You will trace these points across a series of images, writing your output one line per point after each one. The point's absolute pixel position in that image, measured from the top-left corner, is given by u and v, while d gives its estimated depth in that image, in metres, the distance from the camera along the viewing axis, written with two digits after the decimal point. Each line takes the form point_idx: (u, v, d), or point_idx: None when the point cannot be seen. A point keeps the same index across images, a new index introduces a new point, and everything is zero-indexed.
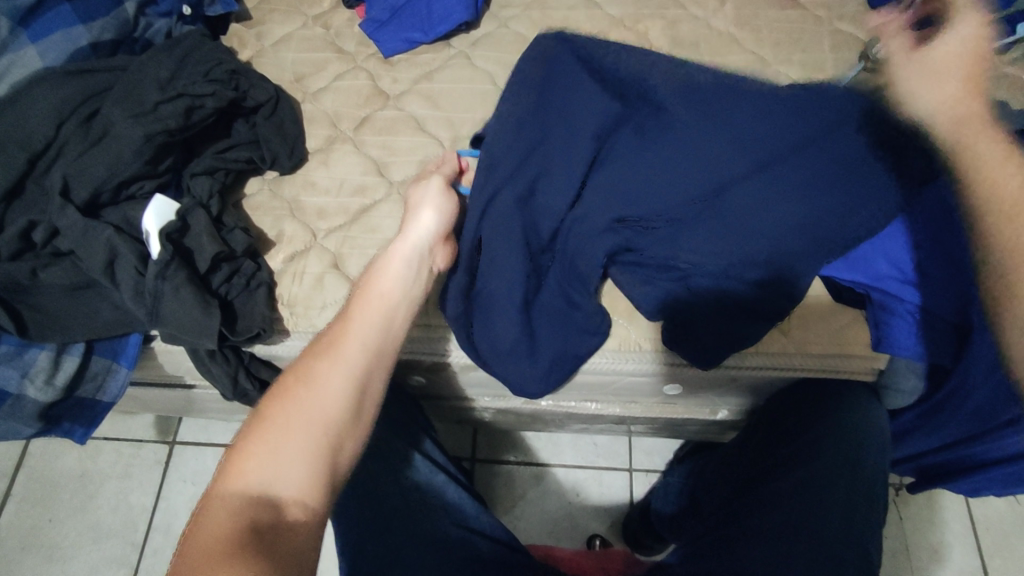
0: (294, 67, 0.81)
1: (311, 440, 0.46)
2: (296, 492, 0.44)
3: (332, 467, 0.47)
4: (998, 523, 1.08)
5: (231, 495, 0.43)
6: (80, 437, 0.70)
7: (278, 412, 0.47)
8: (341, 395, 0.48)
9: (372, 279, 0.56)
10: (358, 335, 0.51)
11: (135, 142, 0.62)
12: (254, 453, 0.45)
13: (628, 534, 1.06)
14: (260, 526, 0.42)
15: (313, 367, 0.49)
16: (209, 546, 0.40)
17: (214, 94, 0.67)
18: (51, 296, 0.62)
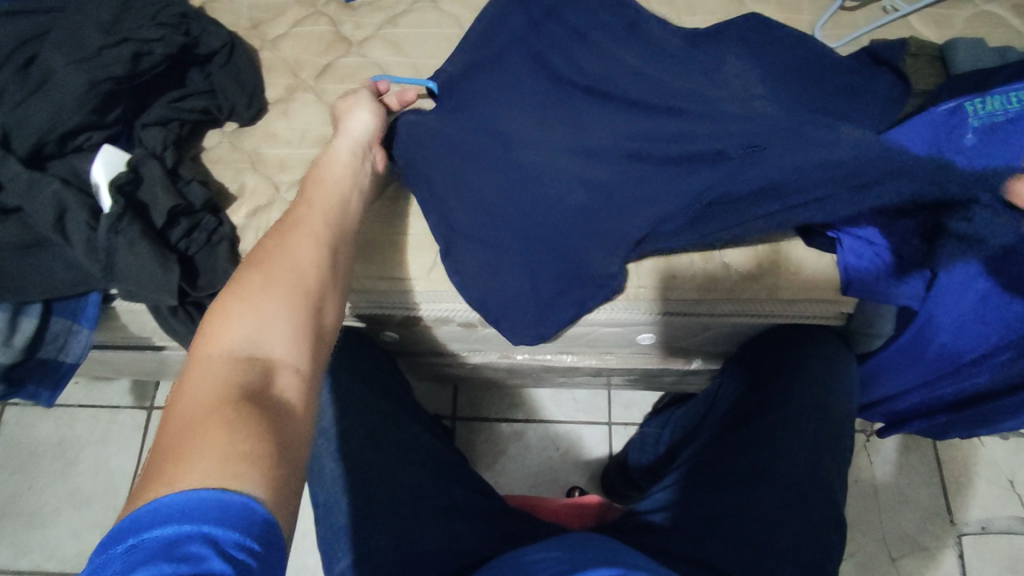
0: (251, 13, 0.77)
1: (295, 306, 0.45)
2: (287, 349, 0.43)
3: (318, 330, 0.46)
4: (965, 463, 1.12)
5: (214, 360, 0.41)
6: (46, 401, 0.69)
7: (252, 281, 0.46)
8: (313, 269, 0.48)
9: (321, 178, 0.57)
10: (321, 216, 0.53)
11: (78, 89, 0.59)
12: (233, 321, 0.43)
13: (607, 485, 1.08)
14: (256, 382, 0.40)
15: (279, 246, 0.49)
16: (204, 405, 0.38)
17: (163, 39, 0.64)
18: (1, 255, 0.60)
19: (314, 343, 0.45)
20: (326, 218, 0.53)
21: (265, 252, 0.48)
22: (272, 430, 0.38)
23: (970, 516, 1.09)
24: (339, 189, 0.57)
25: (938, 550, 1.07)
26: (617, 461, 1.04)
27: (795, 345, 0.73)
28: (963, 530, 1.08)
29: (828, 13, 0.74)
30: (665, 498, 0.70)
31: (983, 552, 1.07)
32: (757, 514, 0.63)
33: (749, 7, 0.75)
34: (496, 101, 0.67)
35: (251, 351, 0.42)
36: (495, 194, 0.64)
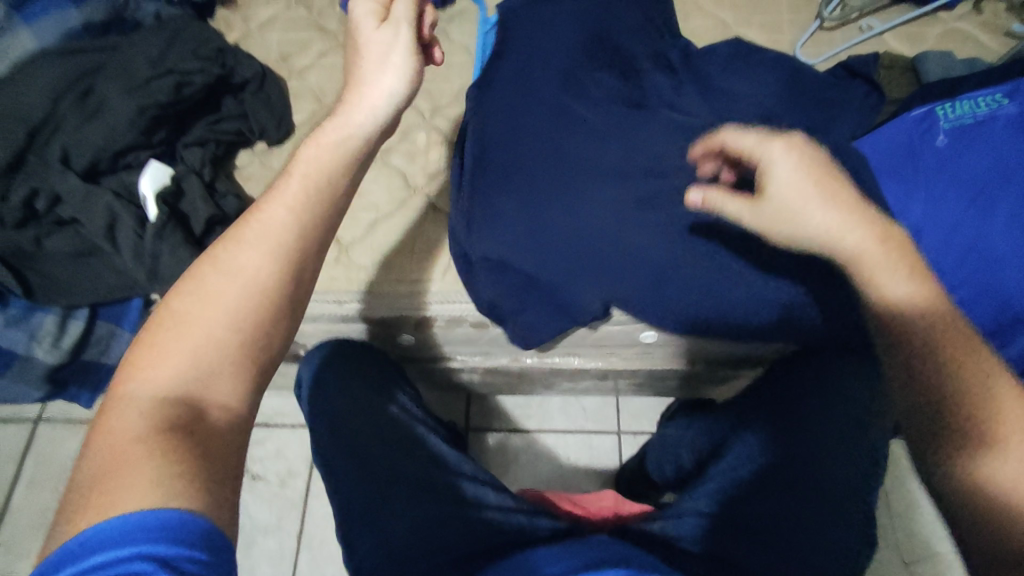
0: (280, 47, 0.85)
1: (235, 334, 0.40)
2: (219, 383, 0.40)
3: (258, 357, 0.42)
4: None
5: (137, 394, 0.38)
6: (86, 402, 0.74)
7: (194, 299, 0.41)
8: (255, 287, 0.41)
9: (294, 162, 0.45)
10: (284, 213, 0.43)
11: (128, 114, 0.66)
12: (163, 351, 0.39)
13: (621, 487, 1.10)
14: (180, 424, 0.37)
15: (219, 258, 0.42)
16: (119, 445, 0.36)
17: (202, 70, 0.72)
18: (56, 263, 0.66)
19: (253, 370, 0.41)
20: (281, 217, 0.43)
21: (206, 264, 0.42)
22: (192, 478, 0.36)
23: None
24: (310, 171, 0.45)
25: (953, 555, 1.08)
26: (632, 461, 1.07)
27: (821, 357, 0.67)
28: None
29: (807, 33, 0.80)
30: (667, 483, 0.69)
31: None
32: (798, 522, 0.57)
33: (735, 30, 0.81)
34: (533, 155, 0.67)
35: (177, 384, 0.39)
36: (495, 203, 0.66)
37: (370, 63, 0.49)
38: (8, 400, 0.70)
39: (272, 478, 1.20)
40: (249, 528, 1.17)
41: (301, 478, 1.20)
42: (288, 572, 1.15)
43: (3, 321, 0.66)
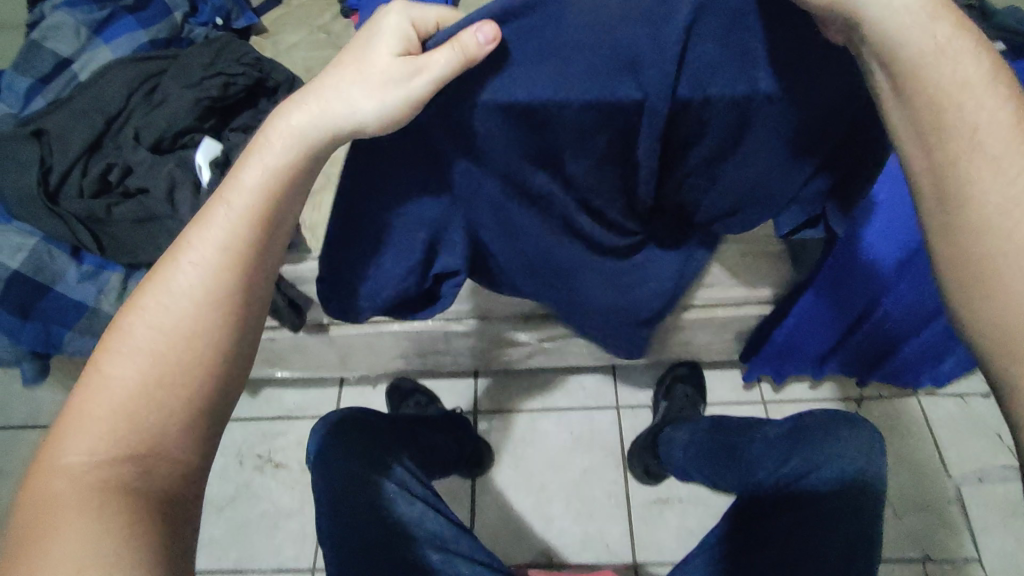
0: (306, 63, 1.01)
1: (161, 390, 0.44)
2: (149, 439, 0.44)
3: (193, 409, 0.45)
4: (952, 420, 1.19)
5: (67, 461, 0.42)
6: None
7: (116, 367, 0.45)
8: (182, 337, 0.45)
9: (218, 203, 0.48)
10: (187, 279, 0.46)
11: (186, 104, 0.81)
12: (93, 411, 0.43)
13: (637, 467, 1.17)
14: (116, 479, 0.42)
15: (148, 302, 0.46)
16: (57, 504, 0.40)
17: (244, 74, 0.86)
18: (123, 228, 0.78)
19: (189, 422, 0.45)
20: (204, 270, 0.46)
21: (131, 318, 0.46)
22: (127, 535, 0.39)
23: (964, 468, 1.15)
24: (237, 216, 0.47)
25: (938, 504, 1.12)
26: (649, 443, 1.14)
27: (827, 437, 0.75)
28: (960, 483, 1.14)
29: None
30: None
31: (982, 502, 1.12)
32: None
33: None
34: (571, 80, 0.46)
35: (110, 441, 0.43)
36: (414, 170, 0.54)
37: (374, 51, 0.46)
38: (77, 352, 0.81)
39: (294, 466, 1.28)
40: (273, 512, 1.23)
41: None
42: (311, 553, 1.20)
43: (79, 276, 0.78)
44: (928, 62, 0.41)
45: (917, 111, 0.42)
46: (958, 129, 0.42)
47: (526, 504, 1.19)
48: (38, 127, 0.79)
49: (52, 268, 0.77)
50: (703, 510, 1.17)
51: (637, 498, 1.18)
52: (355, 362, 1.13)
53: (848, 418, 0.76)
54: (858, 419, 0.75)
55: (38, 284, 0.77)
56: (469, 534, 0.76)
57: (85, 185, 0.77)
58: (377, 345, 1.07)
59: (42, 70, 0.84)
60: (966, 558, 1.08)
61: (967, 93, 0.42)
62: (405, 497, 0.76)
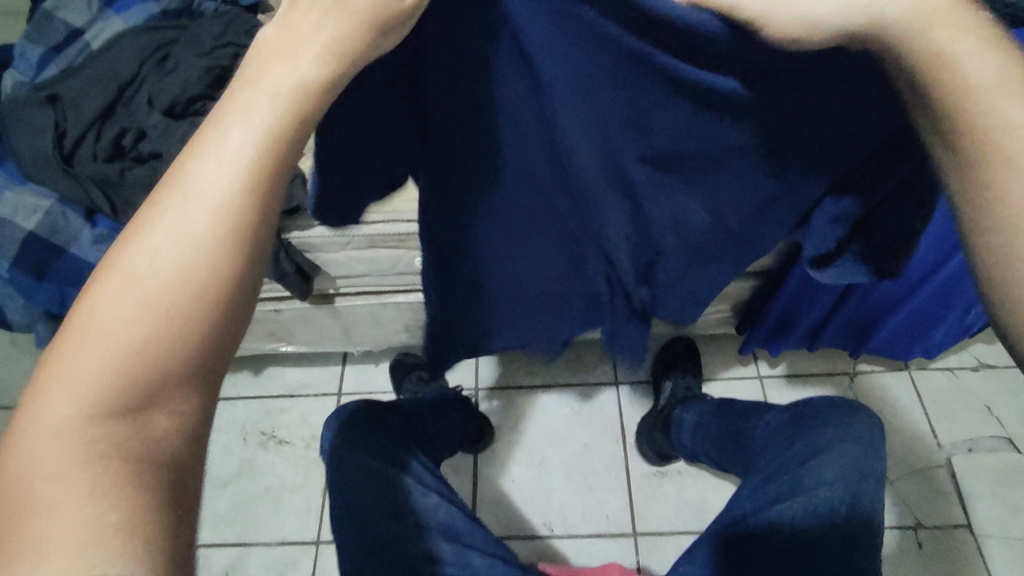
0: None
1: (165, 326, 0.32)
2: (147, 390, 0.31)
3: (213, 352, 0.33)
4: (942, 393, 1.22)
5: (44, 424, 0.30)
6: None
7: (108, 289, 0.32)
8: (196, 284, 0.32)
9: (232, 102, 0.34)
10: (213, 179, 0.32)
11: (198, 71, 0.83)
12: (76, 361, 0.31)
13: (649, 450, 1.16)
14: (105, 445, 0.31)
15: (159, 230, 0.32)
16: (37, 482, 0.30)
17: (253, 45, 0.88)
18: (135, 191, 0.79)
19: (204, 370, 0.33)
20: (225, 193, 0.33)
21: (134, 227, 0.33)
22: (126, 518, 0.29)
23: (955, 439, 1.18)
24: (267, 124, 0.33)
25: (930, 472, 1.15)
26: (658, 423, 1.13)
27: (826, 423, 0.74)
28: (950, 452, 1.16)
29: None
30: None
31: (973, 471, 1.14)
32: None
33: None
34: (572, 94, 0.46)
35: (97, 404, 0.31)
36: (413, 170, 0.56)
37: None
38: None
39: (298, 443, 1.28)
40: (276, 487, 1.23)
41: None
42: (314, 529, 1.20)
43: (93, 238, 0.79)
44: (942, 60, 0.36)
45: None
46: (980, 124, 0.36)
47: (527, 478, 1.18)
48: (53, 93, 0.82)
49: (67, 229, 0.79)
50: (703, 484, 1.16)
51: (637, 471, 1.18)
52: (359, 336, 1.16)
53: (849, 408, 0.75)
54: (862, 410, 0.74)
55: (52, 246, 0.79)
56: (479, 526, 0.77)
57: (99, 149, 0.79)
58: (383, 318, 1.09)
59: (54, 40, 0.87)
60: (957, 524, 1.10)
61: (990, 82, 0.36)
62: (419, 488, 0.76)
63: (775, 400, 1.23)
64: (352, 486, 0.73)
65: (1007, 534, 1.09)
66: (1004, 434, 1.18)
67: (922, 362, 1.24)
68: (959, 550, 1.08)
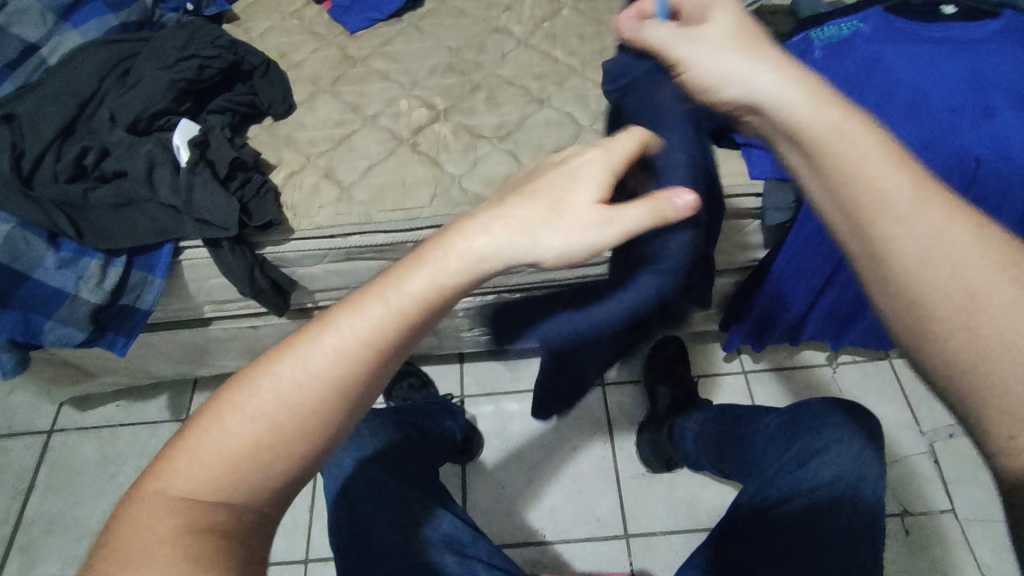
0: (279, 48, 1.00)
1: (285, 439, 0.38)
2: (255, 490, 0.38)
3: (318, 460, 0.40)
4: (920, 378, 1.24)
5: (168, 499, 0.37)
6: (121, 347, 0.86)
7: (241, 401, 0.38)
8: (306, 418, 0.38)
9: (403, 268, 0.41)
10: (347, 329, 0.39)
11: (163, 85, 0.81)
12: (202, 455, 0.38)
13: (645, 447, 1.14)
14: (214, 533, 0.37)
15: (287, 362, 0.39)
16: (143, 549, 0.36)
17: (219, 57, 0.87)
18: (101, 212, 0.77)
19: (301, 478, 0.40)
20: (351, 344, 0.38)
21: (278, 354, 0.39)
22: None
23: (936, 425, 1.19)
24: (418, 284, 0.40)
25: (912, 460, 1.17)
26: (663, 432, 1.10)
27: (822, 421, 0.76)
28: (932, 439, 1.18)
29: None
30: None
31: (953, 456, 1.16)
32: None
33: None
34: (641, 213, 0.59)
35: (210, 490, 0.37)
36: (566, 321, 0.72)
37: (566, 186, 0.44)
38: (53, 343, 0.80)
39: None
40: None
41: None
42: (301, 549, 1.16)
43: (57, 263, 0.77)
44: (833, 141, 0.42)
45: (838, 187, 0.43)
46: (866, 193, 0.41)
47: (518, 484, 1.17)
48: (9, 113, 0.78)
49: (30, 254, 0.76)
50: (691, 481, 1.16)
51: (625, 471, 1.18)
52: None
53: (842, 408, 0.76)
54: (852, 409, 0.75)
55: (15, 271, 0.75)
56: (484, 538, 0.75)
57: (59, 169, 0.76)
58: None
59: (8, 55, 0.82)
60: (941, 509, 1.12)
61: (875, 161, 0.41)
62: (423, 500, 0.75)
63: (759, 396, 1.23)
64: (354, 506, 0.73)
65: (989, 516, 1.11)
66: None
67: (902, 351, 1.25)
68: (944, 536, 1.09)
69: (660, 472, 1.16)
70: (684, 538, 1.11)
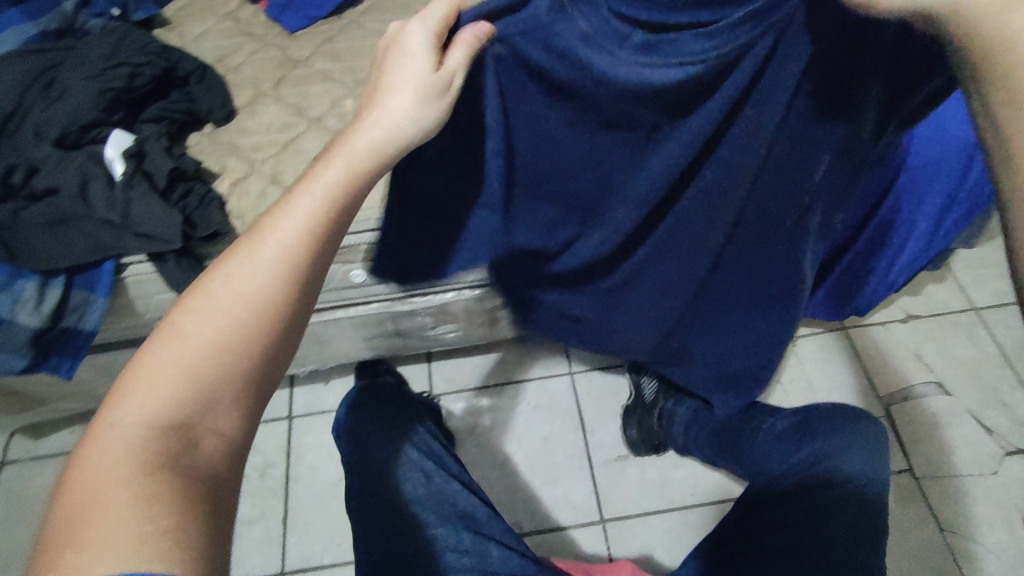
0: (216, 51, 0.97)
1: (228, 347, 0.43)
2: (205, 401, 0.43)
3: (264, 370, 0.45)
4: (877, 343, 1.27)
5: (124, 423, 0.41)
6: (66, 370, 0.82)
7: (185, 321, 0.43)
8: (250, 315, 0.44)
9: (311, 174, 0.47)
10: (271, 240, 0.45)
11: (90, 95, 0.78)
12: (153, 371, 0.42)
13: (633, 429, 1.17)
14: (173, 445, 0.41)
15: (233, 267, 0.45)
16: (106, 474, 0.39)
17: (150, 64, 0.84)
18: (34, 232, 0.73)
19: (250, 392, 0.45)
20: (288, 243, 0.45)
21: (215, 274, 0.45)
22: (179, 502, 0.39)
23: (892, 389, 1.22)
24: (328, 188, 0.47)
25: None
26: (652, 415, 1.14)
27: (839, 425, 0.82)
28: (889, 402, 1.21)
29: None
30: None
31: (911, 417, 1.19)
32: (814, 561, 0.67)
33: None
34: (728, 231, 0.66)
35: (164, 406, 0.42)
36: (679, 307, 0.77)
37: (404, 65, 0.49)
38: None
39: (250, 473, 1.21)
40: None
41: (279, 467, 1.21)
42: (275, 562, 1.13)
43: None
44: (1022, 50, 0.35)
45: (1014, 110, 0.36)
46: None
47: (493, 478, 1.18)
48: None
49: None
50: (662, 461, 1.18)
51: (598, 457, 1.19)
52: (302, 356, 1.12)
53: (856, 416, 0.83)
54: (867, 417, 0.82)
55: None
56: (500, 517, 0.78)
57: None
58: (324, 335, 1.06)
59: None
60: (899, 470, 1.14)
61: None
62: (443, 477, 0.80)
63: None
64: (384, 494, 0.77)
65: (945, 472, 1.13)
66: (933, 379, 1.22)
67: (857, 321, 1.29)
68: (904, 494, 1.12)
69: (648, 457, 1.18)
70: (660, 519, 1.13)
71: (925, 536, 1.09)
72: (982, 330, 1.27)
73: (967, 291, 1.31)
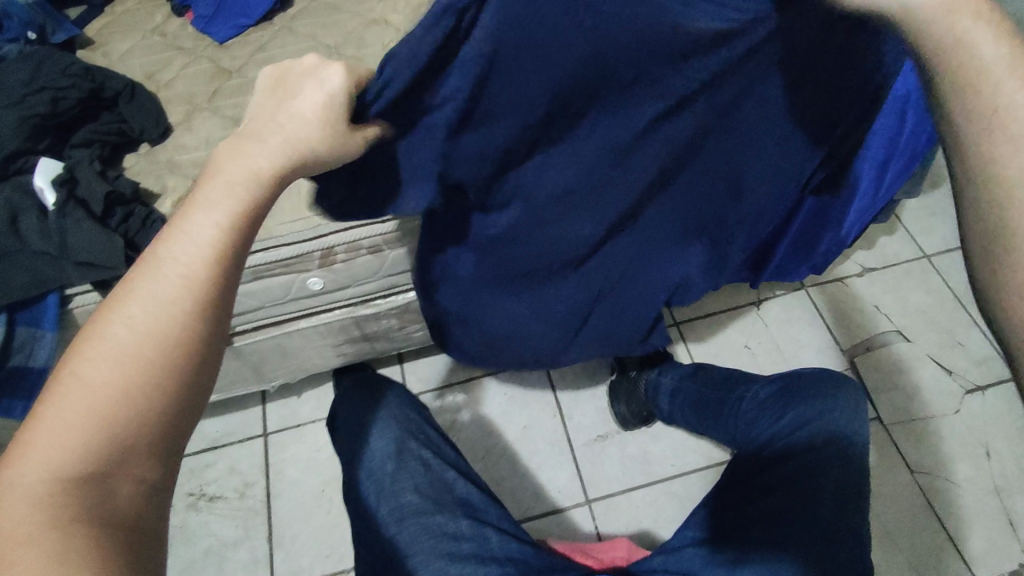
0: (144, 68, 0.94)
1: (135, 388, 0.40)
2: (116, 447, 0.39)
3: (179, 408, 0.42)
4: (837, 299, 1.30)
5: (26, 482, 0.37)
6: (19, 412, 0.79)
7: (84, 366, 0.40)
8: (152, 352, 0.40)
9: (201, 197, 0.43)
10: (169, 269, 0.42)
11: (12, 124, 0.75)
12: (55, 422, 0.39)
13: (620, 401, 1.18)
14: (86, 500, 0.38)
15: (127, 302, 0.41)
16: (15, 533, 0.36)
17: (75, 87, 0.81)
18: None
19: (170, 434, 0.41)
20: (186, 273, 0.42)
21: (114, 308, 0.42)
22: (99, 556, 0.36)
23: (854, 340, 1.26)
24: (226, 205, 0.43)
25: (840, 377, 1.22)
26: (637, 385, 1.15)
27: (823, 390, 0.84)
28: (853, 354, 1.24)
29: None
30: (692, 536, 0.75)
31: (875, 368, 1.22)
32: (803, 524, 0.68)
33: None
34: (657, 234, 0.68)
35: (70, 457, 0.38)
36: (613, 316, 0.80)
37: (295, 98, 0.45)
38: None
39: (230, 495, 1.18)
40: (217, 546, 1.14)
41: (259, 484, 1.19)
42: None
43: None
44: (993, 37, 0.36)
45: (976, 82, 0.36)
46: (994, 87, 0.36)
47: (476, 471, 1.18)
48: None
49: None
50: (640, 437, 1.20)
51: (580, 438, 1.20)
52: (271, 371, 1.10)
53: (837, 380, 0.84)
54: (843, 378, 0.84)
55: None
56: (497, 503, 0.78)
57: None
58: (290, 347, 1.04)
59: None
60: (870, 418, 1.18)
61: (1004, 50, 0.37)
62: (441, 463, 0.79)
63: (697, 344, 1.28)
64: (378, 484, 0.77)
65: (911, 416, 1.17)
66: (893, 327, 1.26)
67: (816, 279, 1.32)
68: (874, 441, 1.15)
69: (637, 429, 1.20)
70: (644, 493, 1.15)
71: (898, 478, 1.12)
72: (935, 277, 1.31)
73: (917, 240, 1.35)
